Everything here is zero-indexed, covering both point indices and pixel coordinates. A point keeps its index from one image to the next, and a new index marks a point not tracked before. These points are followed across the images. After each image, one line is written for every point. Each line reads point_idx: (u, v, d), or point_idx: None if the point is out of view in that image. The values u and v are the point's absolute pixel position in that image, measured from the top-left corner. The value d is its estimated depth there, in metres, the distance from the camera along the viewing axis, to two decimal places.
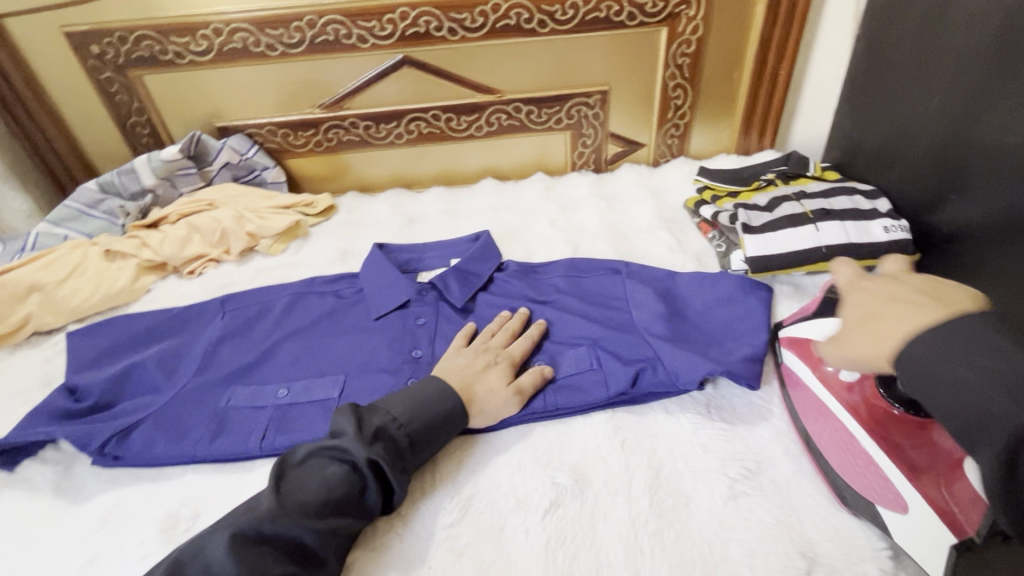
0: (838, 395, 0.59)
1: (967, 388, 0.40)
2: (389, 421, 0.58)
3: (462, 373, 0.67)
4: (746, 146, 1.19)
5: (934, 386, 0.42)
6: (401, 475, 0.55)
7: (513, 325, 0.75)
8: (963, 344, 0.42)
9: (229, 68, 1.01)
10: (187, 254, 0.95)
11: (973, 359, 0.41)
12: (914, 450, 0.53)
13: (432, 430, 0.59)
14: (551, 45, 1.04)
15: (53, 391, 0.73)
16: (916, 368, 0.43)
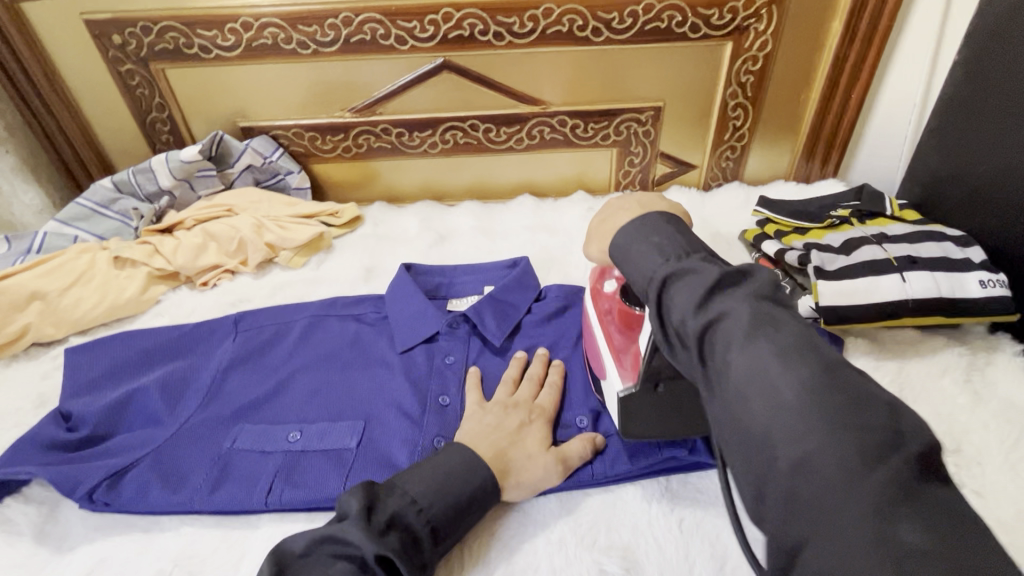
0: (597, 304, 0.65)
1: (645, 256, 0.48)
2: (407, 507, 0.49)
3: (495, 437, 0.58)
4: (806, 173, 1.09)
5: (624, 262, 0.50)
6: (419, 574, 0.47)
7: (536, 372, 0.67)
8: (654, 234, 0.49)
9: (257, 65, 0.94)
10: (201, 264, 0.89)
11: (651, 239, 0.49)
12: (627, 337, 0.60)
13: (457, 513, 0.51)
14: (605, 55, 0.95)
15: (45, 418, 0.67)
16: (620, 248, 0.51)
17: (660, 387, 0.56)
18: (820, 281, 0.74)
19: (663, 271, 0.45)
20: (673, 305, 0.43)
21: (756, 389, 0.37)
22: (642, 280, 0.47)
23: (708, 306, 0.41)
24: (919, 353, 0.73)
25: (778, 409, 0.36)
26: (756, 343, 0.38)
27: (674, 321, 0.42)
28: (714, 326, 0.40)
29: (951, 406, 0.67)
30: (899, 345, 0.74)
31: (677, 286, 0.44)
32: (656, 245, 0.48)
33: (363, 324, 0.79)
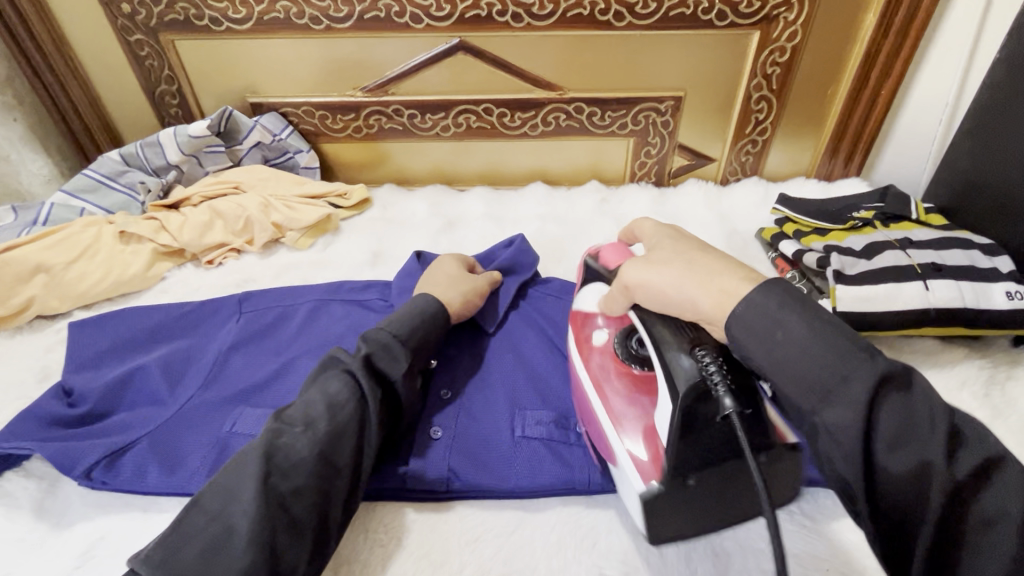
0: (586, 360, 0.58)
1: (811, 350, 0.41)
2: (366, 336, 0.57)
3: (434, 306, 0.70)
4: (828, 171, 1.06)
5: (780, 346, 0.42)
6: (398, 367, 0.56)
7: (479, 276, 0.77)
8: (808, 307, 0.43)
9: (269, 39, 0.92)
10: (207, 242, 0.88)
11: (807, 314, 0.42)
12: (632, 406, 0.53)
13: (413, 327, 0.60)
14: (627, 41, 0.92)
15: (46, 392, 0.67)
16: (749, 317, 0.43)
17: (691, 480, 0.45)
18: (838, 285, 0.71)
19: (867, 374, 0.39)
20: (845, 412, 0.39)
21: (1019, 538, 0.37)
22: (824, 384, 0.40)
23: (919, 439, 0.38)
24: (937, 363, 0.71)
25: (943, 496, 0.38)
26: (989, 486, 0.38)
27: (894, 457, 0.39)
28: (971, 469, 0.38)
29: None
30: (917, 355, 0.72)
31: (886, 402, 0.39)
32: (819, 325, 0.42)
33: (368, 309, 0.78)
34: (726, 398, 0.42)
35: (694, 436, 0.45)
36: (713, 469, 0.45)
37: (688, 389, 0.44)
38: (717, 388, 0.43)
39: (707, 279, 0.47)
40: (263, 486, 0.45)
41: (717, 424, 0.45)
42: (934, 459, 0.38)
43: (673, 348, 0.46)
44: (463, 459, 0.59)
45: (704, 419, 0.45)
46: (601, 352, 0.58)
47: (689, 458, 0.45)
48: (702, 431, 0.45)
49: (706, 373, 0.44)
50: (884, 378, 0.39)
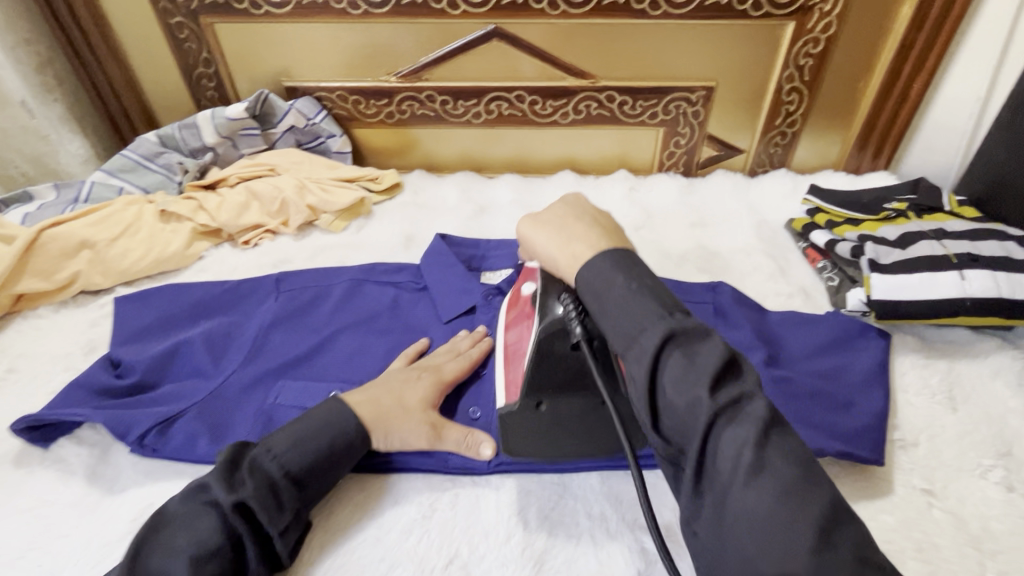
0: (512, 309, 0.64)
1: (631, 302, 0.45)
2: (278, 431, 0.55)
3: (377, 390, 0.61)
4: (857, 164, 1.06)
5: (607, 303, 0.47)
6: (280, 513, 0.51)
7: (475, 354, 0.67)
8: (634, 270, 0.48)
9: (307, 24, 0.93)
10: (244, 223, 0.89)
11: (639, 276, 0.47)
12: (518, 342, 0.60)
13: (315, 461, 0.54)
14: (660, 30, 0.92)
15: (94, 363, 0.69)
16: (595, 280, 0.48)
17: (543, 407, 0.56)
18: (874, 274, 0.72)
19: (657, 331, 0.43)
20: (638, 363, 0.43)
21: (756, 481, 0.37)
22: (628, 332, 0.45)
23: (719, 384, 0.40)
24: (971, 353, 0.72)
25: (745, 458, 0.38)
26: (762, 439, 0.38)
27: (675, 397, 0.41)
28: (740, 422, 0.39)
29: (1002, 409, 0.66)
30: (950, 345, 0.73)
31: (673, 353, 0.42)
32: (642, 287, 0.46)
33: (402, 291, 0.80)
34: (576, 327, 0.53)
35: (544, 365, 0.56)
36: (564, 398, 0.56)
37: (546, 324, 0.55)
38: (572, 323, 0.53)
39: (567, 242, 0.53)
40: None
41: (573, 357, 0.55)
42: (701, 403, 0.39)
43: (548, 294, 0.56)
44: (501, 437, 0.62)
45: (556, 352, 0.55)
46: (524, 304, 0.62)
47: (541, 384, 0.56)
48: (554, 365, 0.56)
49: (566, 317, 0.54)
50: (671, 335, 0.42)
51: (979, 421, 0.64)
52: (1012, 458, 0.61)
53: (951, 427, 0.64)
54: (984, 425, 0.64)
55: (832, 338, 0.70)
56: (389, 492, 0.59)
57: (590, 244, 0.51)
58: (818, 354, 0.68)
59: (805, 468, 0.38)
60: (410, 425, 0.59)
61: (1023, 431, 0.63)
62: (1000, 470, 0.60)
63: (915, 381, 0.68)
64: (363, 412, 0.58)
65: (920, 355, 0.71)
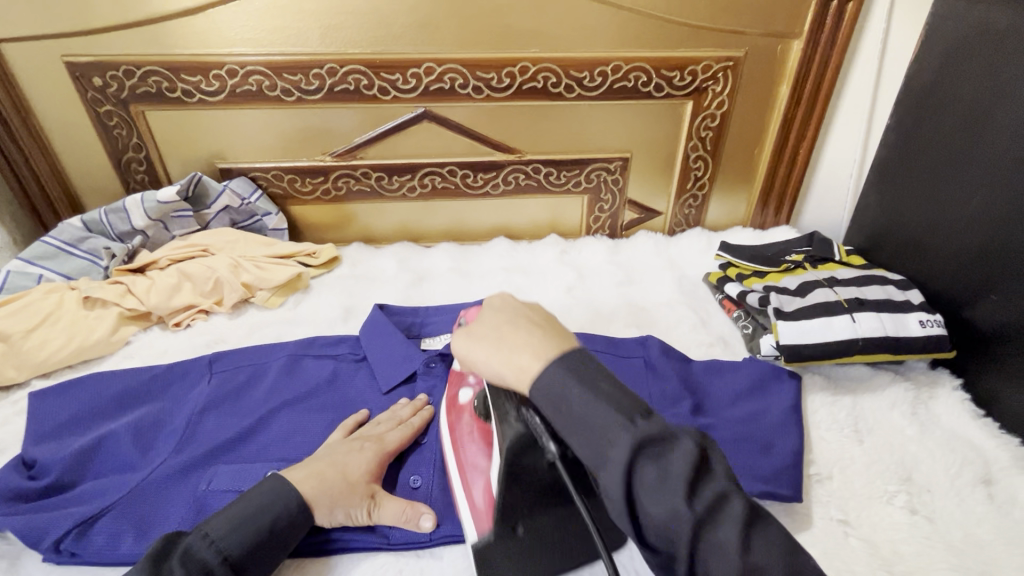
0: (452, 419, 0.65)
1: (597, 412, 0.45)
2: (217, 515, 0.54)
3: (319, 463, 0.61)
4: (762, 220, 1.18)
5: (568, 417, 0.47)
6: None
7: (416, 423, 0.69)
8: (586, 378, 0.47)
9: (240, 110, 0.96)
10: (175, 304, 0.88)
11: (597, 382, 0.47)
12: (483, 454, 0.60)
13: (254, 544, 0.53)
14: (576, 110, 1.02)
15: (4, 466, 0.65)
16: (555, 392, 0.48)
17: (519, 529, 0.56)
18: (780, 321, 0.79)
19: (629, 442, 0.43)
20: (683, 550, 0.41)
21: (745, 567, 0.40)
22: (596, 443, 0.45)
23: (695, 491, 0.42)
24: (872, 387, 0.79)
25: (729, 551, 0.41)
26: (746, 539, 0.41)
27: (654, 511, 0.42)
28: (736, 527, 0.41)
29: (900, 437, 0.73)
30: (853, 381, 0.80)
31: (650, 458, 0.43)
32: (600, 390, 0.47)
33: (341, 363, 0.80)
34: (550, 443, 0.53)
35: (518, 484, 0.55)
36: (539, 512, 0.56)
37: (512, 442, 0.55)
38: (540, 436, 0.54)
39: (512, 357, 0.52)
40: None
41: (542, 469, 0.55)
42: (683, 513, 0.41)
43: (507, 410, 0.57)
44: (444, 504, 0.63)
45: (527, 466, 0.55)
46: (466, 411, 0.65)
47: (516, 502, 0.55)
48: (526, 480, 0.55)
49: (530, 425, 0.55)
50: (648, 443, 0.43)
51: (882, 451, 0.71)
52: (912, 483, 0.67)
53: (859, 458, 0.70)
54: (887, 453, 0.70)
55: (750, 382, 0.75)
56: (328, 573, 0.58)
57: (535, 353, 0.50)
58: (738, 398, 0.74)
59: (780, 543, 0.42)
60: (351, 504, 0.59)
61: (919, 456, 0.70)
62: (903, 495, 0.65)
63: (825, 417, 0.74)
64: (306, 488, 0.58)
65: (827, 392, 0.78)
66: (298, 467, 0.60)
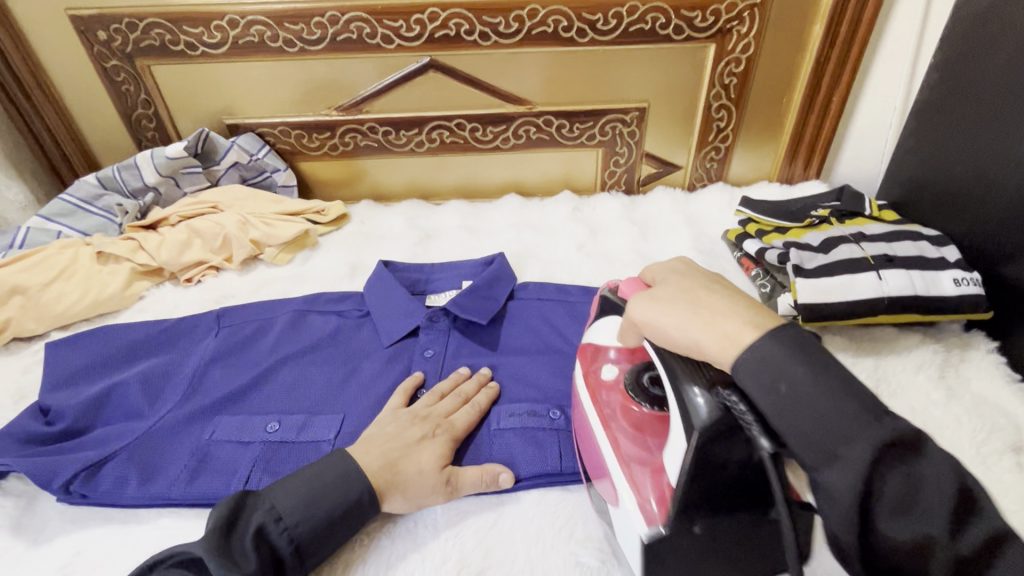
0: (597, 396, 0.58)
1: (824, 415, 0.38)
2: (289, 491, 0.53)
3: (390, 447, 0.59)
4: (789, 174, 1.11)
5: (778, 398, 0.39)
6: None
7: (482, 401, 0.66)
8: (805, 352, 0.40)
9: (244, 63, 0.95)
10: (186, 260, 0.89)
11: (811, 363, 0.40)
12: (639, 445, 0.52)
13: (323, 527, 0.52)
14: (589, 57, 0.96)
15: (23, 412, 0.68)
16: (766, 371, 0.40)
17: (697, 527, 0.45)
18: (798, 278, 0.75)
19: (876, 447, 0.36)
20: (862, 496, 0.36)
21: (912, 525, 0.36)
22: (820, 437, 0.38)
23: (926, 490, 0.36)
24: (897, 349, 0.75)
25: (957, 560, 0.35)
26: (959, 529, 0.36)
27: (890, 517, 0.36)
28: (942, 519, 0.36)
29: (925, 401, 0.68)
30: (876, 343, 0.75)
31: (877, 460, 0.36)
32: (818, 378, 0.39)
33: (346, 319, 0.80)
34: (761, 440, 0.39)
35: (704, 481, 0.44)
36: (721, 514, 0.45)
37: (702, 429, 0.42)
38: (745, 425, 0.40)
39: (712, 321, 0.45)
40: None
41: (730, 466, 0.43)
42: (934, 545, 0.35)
43: (685, 387, 0.44)
44: None
45: (718, 458, 0.43)
46: (616, 391, 0.57)
47: (696, 500, 0.44)
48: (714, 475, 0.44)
49: (732, 409, 0.41)
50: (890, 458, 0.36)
51: (903, 415, 0.67)
52: None
53: None
54: (907, 419, 0.66)
55: None
56: None
57: (739, 318, 0.44)
58: None
59: (963, 521, 0.36)
60: (431, 492, 0.57)
61: (943, 421, 0.66)
62: None
63: None
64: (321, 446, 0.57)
65: (846, 352, 0.74)
66: (373, 451, 0.58)
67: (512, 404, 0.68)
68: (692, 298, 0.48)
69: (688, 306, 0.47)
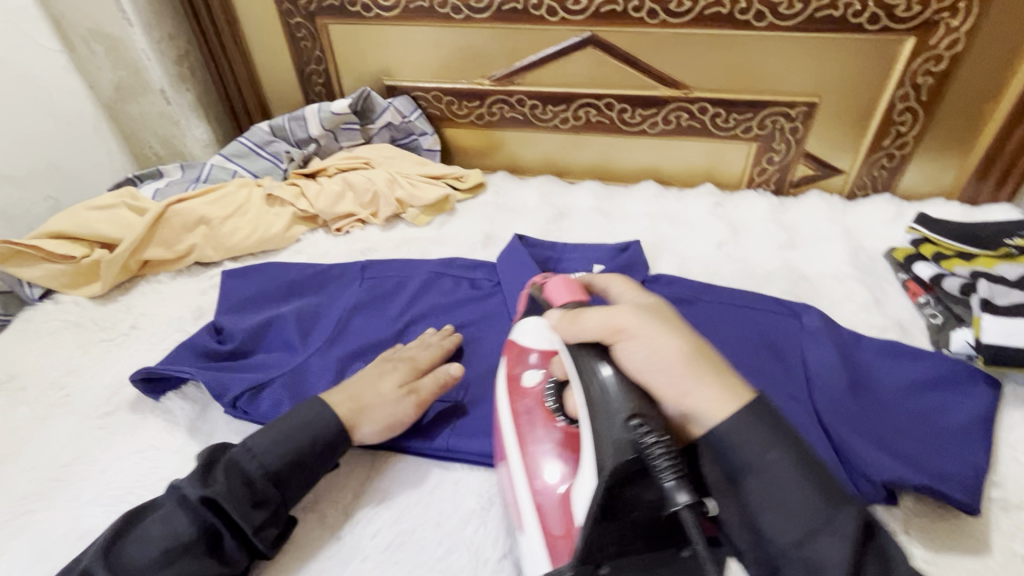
0: (513, 402, 0.57)
1: (791, 487, 0.39)
2: (250, 435, 0.56)
3: (355, 385, 0.63)
4: (975, 193, 0.97)
5: (644, 349, 0.47)
6: (255, 510, 0.53)
7: (446, 343, 0.71)
8: (668, 316, 0.49)
9: (411, 27, 0.98)
10: (338, 211, 0.95)
11: (674, 327, 0.48)
12: (558, 470, 0.51)
13: (288, 464, 0.55)
14: (763, 43, 0.89)
15: (202, 328, 0.77)
16: (728, 439, 0.41)
17: (603, 571, 0.42)
18: (986, 314, 0.66)
19: (813, 476, 0.39)
20: (718, 425, 0.42)
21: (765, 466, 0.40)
22: (660, 376, 0.45)
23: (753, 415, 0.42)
24: None
25: (770, 467, 0.40)
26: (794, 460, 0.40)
27: (718, 426, 0.42)
28: (762, 444, 0.41)
29: None
30: None
31: (765, 449, 0.40)
32: (672, 343, 0.47)
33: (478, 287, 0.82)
34: (681, 492, 0.38)
35: (616, 520, 0.42)
36: (625, 559, 0.42)
37: (618, 464, 0.41)
38: (655, 467, 0.40)
39: (695, 376, 0.44)
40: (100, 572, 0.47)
41: (643, 509, 0.42)
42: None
43: (610, 400, 0.44)
44: None
45: (625, 499, 0.42)
46: (532, 396, 0.56)
47: (605, 543, 0.42)
48: (628, 515, 0.41)
49: (644, 448, 0.41)
50: (860, 531, 0.38)
51: None
52: None
53: None
54: None
55: (934, 375, 0.65)
56: (451, 475, 0.62)
57: (718, 377, 0.44)
58: (911, 393, 0.64)
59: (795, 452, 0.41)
60: (393, 408, 0.62)
61: None
62: None
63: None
64: (342, 412, 0.60)
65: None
66: (337, 390, 0.62)
67: None
68: (696, 364, 0.45)
69: (663, 353, 0.46)
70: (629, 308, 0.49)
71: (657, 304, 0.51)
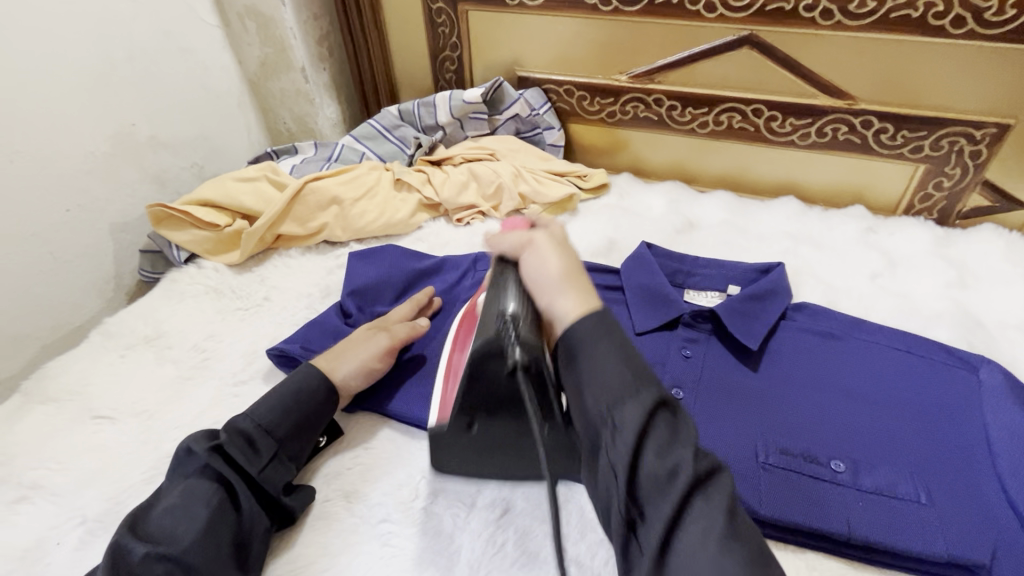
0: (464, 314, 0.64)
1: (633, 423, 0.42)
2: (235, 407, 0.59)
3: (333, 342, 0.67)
4: None
5: (544, 284, 0.51)
6: (258, 458, 0.54)
7: (419, 298, 0.74)
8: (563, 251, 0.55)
9: (553, 17, 0.95)
10: (461, 202, 0.94)
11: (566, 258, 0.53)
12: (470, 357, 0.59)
13: (282, 411, 0.57)
14: (955, 52, 0.78)
15: (329, 308, 0.78)
16: (578, 336, 0.47)
17: (475, 427, 0.54)
18: None
19: (641, 410, 0.43)
20: (590, 350, 0.46)
21: (631, 415, 0.43)
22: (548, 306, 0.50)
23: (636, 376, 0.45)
24: None
25: (641, 418, 0.42)
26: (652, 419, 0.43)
27: (592, 361, 0.46)
28: (632, 402, 0.43)
29: None
30: None
31: (636, 406, 0.43)
32: (561, 263, 0.53)
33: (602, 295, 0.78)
34: (515, 351, 0.48)
35: (478, 385, 0.51)
36: (495, 419, 0.53)
37: (482, 343, 0.49)
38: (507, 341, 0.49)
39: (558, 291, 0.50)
40: (127, 545, 0.46)
41: (503, 380, 0.50)
42: (684, 471, 0.41)
43: (500, 297, 0.53)
44: None
45: (489, 373, 0.50)
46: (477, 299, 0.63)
47: (474, 403, 0.52)
48: (486, 387, 0.51)
49: (502, 331, 0.49)
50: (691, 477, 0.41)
51: None
52: None
53: None
54: None
55: None
56: (574, 499, 0.58)
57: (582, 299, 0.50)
58: None
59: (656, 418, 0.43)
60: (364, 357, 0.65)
61: None
62: None
63: None
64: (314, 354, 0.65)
65: None
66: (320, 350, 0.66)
67: (786, 442, 0.60)
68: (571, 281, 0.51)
69: (545, 267, 0.52)
70: (544, 233, 0.56)
71: (565, 239, 0.57)
